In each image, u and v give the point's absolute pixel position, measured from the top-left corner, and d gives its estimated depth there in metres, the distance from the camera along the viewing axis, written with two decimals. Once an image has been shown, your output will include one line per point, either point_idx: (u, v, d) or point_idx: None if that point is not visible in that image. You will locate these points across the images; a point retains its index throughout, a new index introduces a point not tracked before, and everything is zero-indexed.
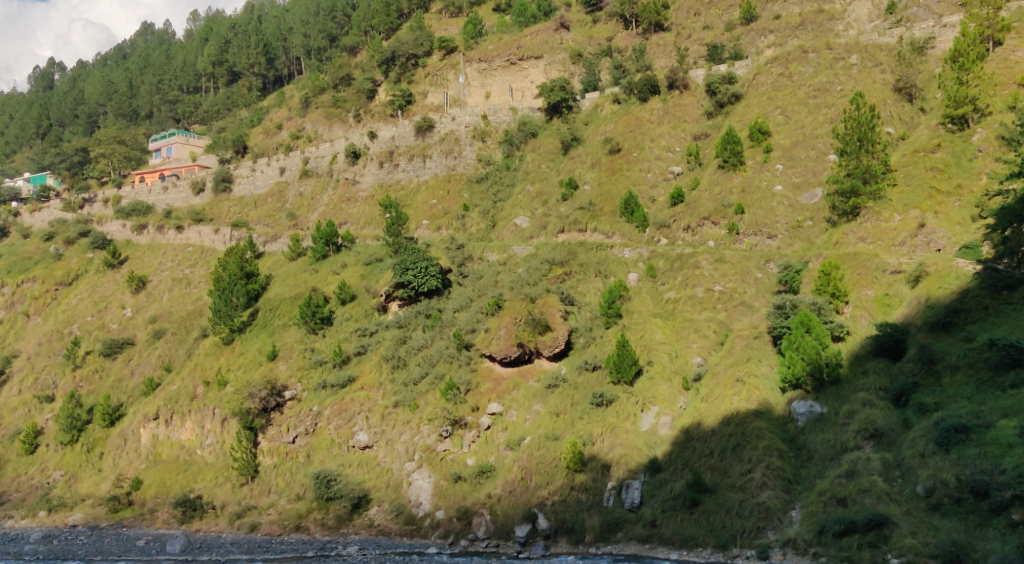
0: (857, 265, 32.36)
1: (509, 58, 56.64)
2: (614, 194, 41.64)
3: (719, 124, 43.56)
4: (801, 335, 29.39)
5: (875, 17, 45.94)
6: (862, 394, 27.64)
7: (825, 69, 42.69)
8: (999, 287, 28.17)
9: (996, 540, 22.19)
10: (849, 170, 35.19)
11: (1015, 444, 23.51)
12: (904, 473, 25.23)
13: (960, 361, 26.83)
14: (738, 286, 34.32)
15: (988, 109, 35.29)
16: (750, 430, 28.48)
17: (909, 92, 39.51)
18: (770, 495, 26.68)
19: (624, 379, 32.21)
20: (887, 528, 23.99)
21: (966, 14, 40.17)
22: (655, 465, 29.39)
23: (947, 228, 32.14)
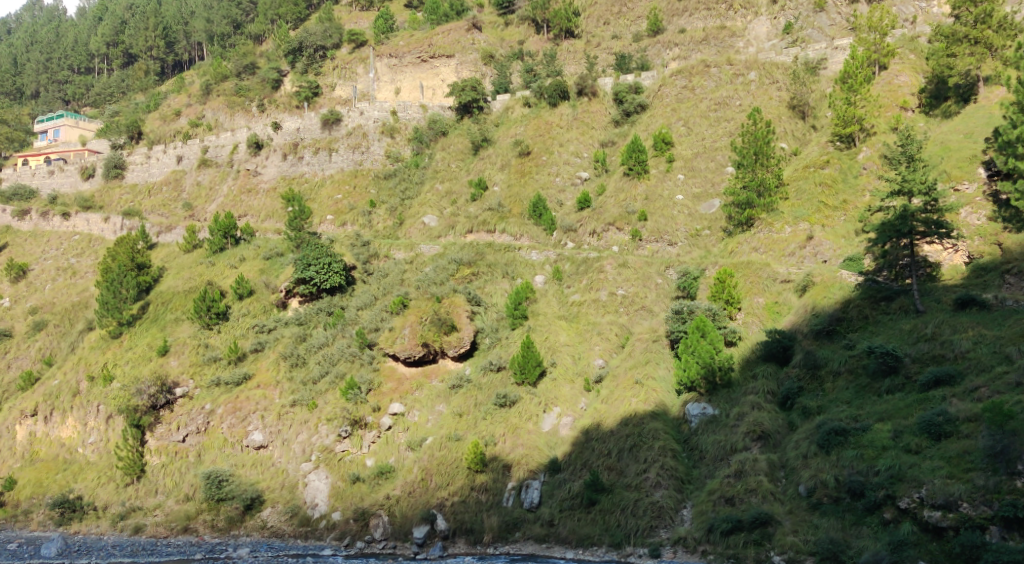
0: (750, 274, 33.72)
1: (420, 55, 56.39)
2: (523, 195, 42.00)
3: (625, 132, 44.64)
4: (696, 340, 30.37)
5: (773, 36, 48.20)
6: (751, 397, 28.82)
7: (725, 84, 44.35)
8: (878, 298, 29.92)
9: (870, 537, 23.04)
10: (745, 182, 36.68)
11: (888, 447, 24.55)
12: (788, 473, 26.27)
13: (841, 368, 28.22)
14: (639, 291, 35.20)
15: (873, 129, 37.27)
16: (646, 431, 29.26)
17: (802, 110, 41.33)
18: (664, 494, 27.43)
19: (528, 380, 32.53)
20: (771, 527, 24.86)
21: (855, 38, 42.59)
22: (555, 465, 29.91)
23: (833, 241, 33.77)
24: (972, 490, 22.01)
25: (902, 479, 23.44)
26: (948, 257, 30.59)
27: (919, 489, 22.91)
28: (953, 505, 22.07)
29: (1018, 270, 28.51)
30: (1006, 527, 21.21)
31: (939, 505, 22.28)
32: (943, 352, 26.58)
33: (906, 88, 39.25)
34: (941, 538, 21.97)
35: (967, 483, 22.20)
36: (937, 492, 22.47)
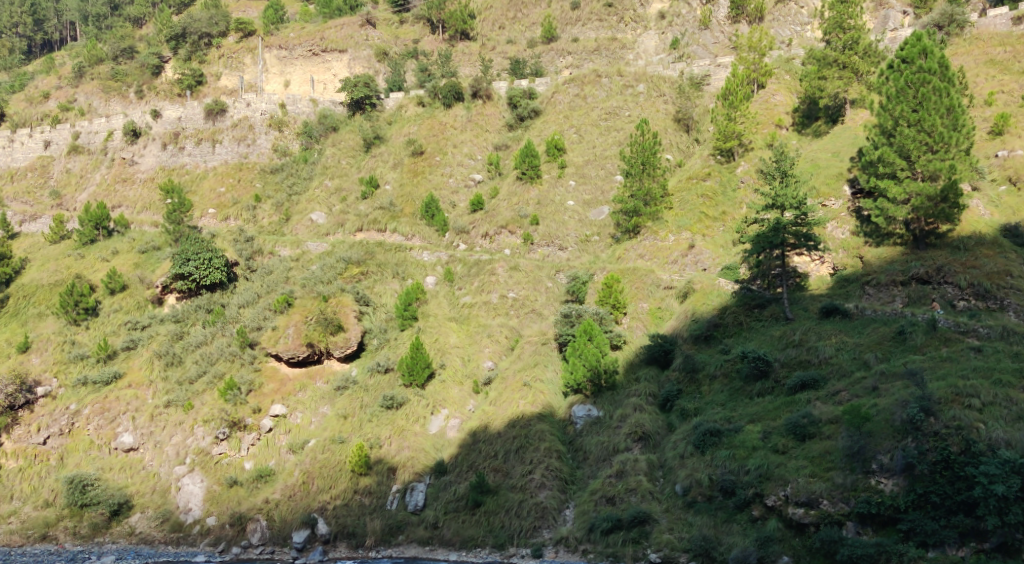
0: (636, 279, 34.61)
1: (311, 48, 55.24)
2: (415, 195, 41.71)
3: (519, 137, 45.07)
4: (583, 343, 30.88)
5: (660, 50, 50.04)
6: (633, 399, 29.60)
7: (615, 94, 45.59)
8: (752, 306, 31.38)
9: (739, 533, 23.98)
10: (632, 191, 37.42)
11: (758, 447, 25.62)
12: (666, 473, 27.08)
13: (717, 372, 29.37)
14: (530, 294, 35.58)
15: (751, 145, 39.06)
16: (533, 433, 29.58)
17: (687, 123, 42.94)
18: (547, 495, 27.78)
19: (416, 382, 32.33)
20: (649, 525, 25.52)
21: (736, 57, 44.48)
22: (441, 467, 29.85)
23: (713, 250, 35.13)
24: (831, 489, 23.18)
25: (770, 478, 24.47)
26: (815, 268, 32.56)
27: (785, 487, 23.97)
28: (815, 502, 23.21)
29: (877, 282, 30.48)
30: (861, 522, 22.46)
31: (802, 502, 23.39)
32: (809, 357, 28.01)
33: (781, 107, 41.39)
34: (803, 534, 23.11)
35: (828, 481, 23.37)
36: (801, 490, 23.58)
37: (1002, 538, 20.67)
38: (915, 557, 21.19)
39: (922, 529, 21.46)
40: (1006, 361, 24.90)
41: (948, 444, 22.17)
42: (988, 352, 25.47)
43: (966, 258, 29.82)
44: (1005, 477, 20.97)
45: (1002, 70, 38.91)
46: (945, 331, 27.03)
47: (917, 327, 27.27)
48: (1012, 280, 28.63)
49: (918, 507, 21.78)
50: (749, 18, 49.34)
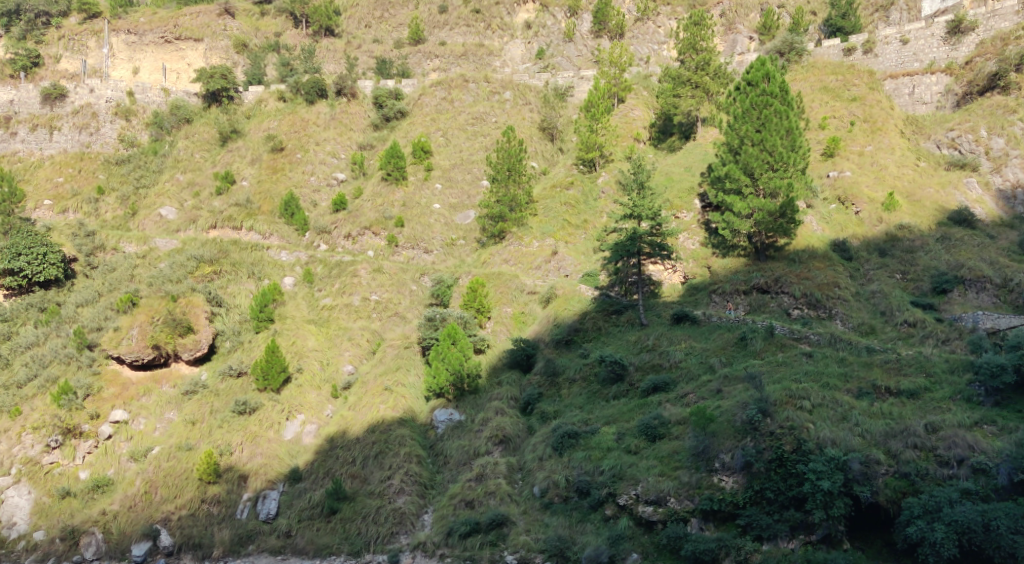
0: (500, 284, 34.77)
1: (164, 35, 52.24)
2: (274, 193, 40.37)
3: (384, 137, 44.52)
4: (447, 347, 30.88)
5: (526, 59, 51.27)
6: (495, 403, 29.84)
7: (482, 100, 46.02)
8: (610, 311, 32.35)
9: (593, 533, 24.43)
10: (498, 197, 37.47)
11: (613, 448, 26.37)
12: (524, 475, 27.30)
13: (577, 375, 30.08)
14: (393, 297, 35.16)
15: (611, 157, 40.21)
16: (392, 438, 29.24)
17: (551, 133, 43.74)
18: (406, 500, 27.43)
19: (270, 386, 31.25)
20: (506, 528, 25.51)
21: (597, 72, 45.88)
22: (296, 474, 29.00)
23: (575, 257, 35.65)
24: (678, 487, 24.17)
25: (622, 478, 25.25)
26: (668, 277, 33.57)
27: (636, 487, 24.79)
28: (663, 500, 24.15)
29: (722, 290, 31.94)
30: (704, 519, 23.49)
31: (651, 501, 24.30)
32: (661, 361, 29.15)
33: (639, 121, 42.89)
34: (651, 531, 23.96)
35: (675, 480, 24.34)
36: (650, 489, 24.46)
37: (827, 529, 22.23)
38: (751, 550, 22.30)
39: (758, 524, 22.64)
40: (833, 365, 26.92)
41: (782, 443, 23.45)
42: (818, 356, 27.51)
43: (801, 269, 31.75)
44: (830, 474, 22.53)
45: (834, 97, 41.96)
46: (781, 337, 28.80)
47: (757, 332, 28.94)
48: (839, 291, 30.77)
49: (755, 503, 22.98)
50: (610, 34, 51.70)
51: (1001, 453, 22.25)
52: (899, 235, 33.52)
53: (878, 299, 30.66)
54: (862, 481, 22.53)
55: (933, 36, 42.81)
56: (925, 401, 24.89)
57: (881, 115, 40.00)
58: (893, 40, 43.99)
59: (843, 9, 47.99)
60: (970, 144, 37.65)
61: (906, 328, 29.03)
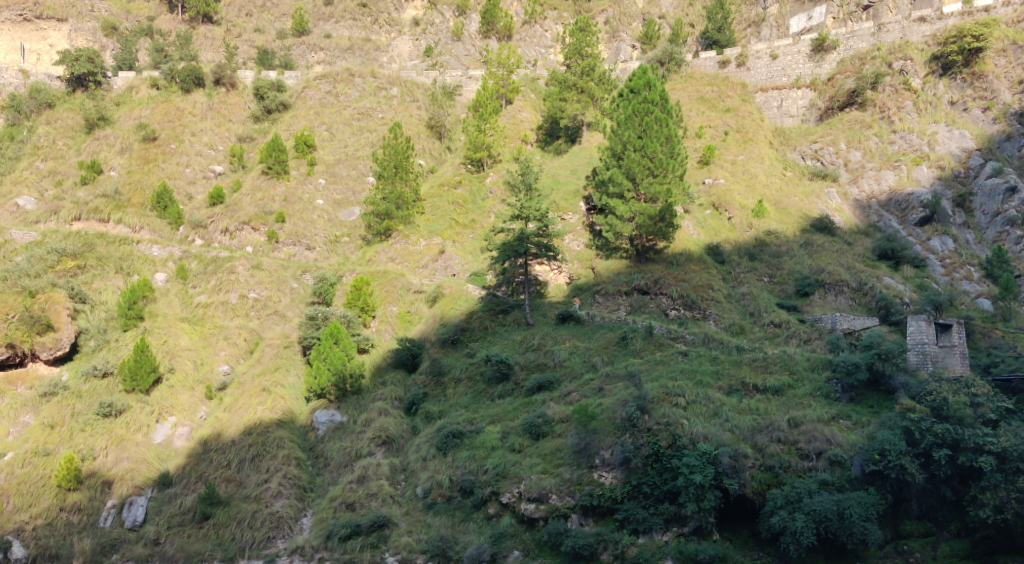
0: (385, 282, 34.15)
1: (22, 13, 48.88)
2: (144, 184, 38.55)
3: (264, 129, 43.07)
4: (329, 346, 30.28)
5: (414, 56, 51.09)
6: (378, 403, 29.49)
7: (368, 95, 45.38)
8: (496, 311, 32.58)
9: (475, 532, 24.52)
10: (384, 194, 36.96)
11: (497, 447, 26.57)
12: (407, 476, 27.06)
13: (462, 375, 30.15)
14: (272, 295, 34.03)
15: (499, 157, 40.36)
16: (270, 440, 28.34)
17: (439, 131, 43.63)
18: (284, 504, 26.62)
19: (139, 387, 29.85)
20: (387, 529, 25.17)
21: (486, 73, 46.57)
22: (165, 479, 27.72)
23: (462, 256, 35.49)
24: (559, 484, 24.53)
25: (505, 476, 25.44)
26: (554, 277, 33.99)
27: (519, 485, 25.00)
28: (545, 497, 24.42)
29: (605, 291, 32.60)
30: (584, 514, 23.94)
31: (533, 498, 24.52)
32: (546, 361, 29.59)
33: (526, 123, 43.34)
34: (533, 528, 24.23)
35: (557, 477, 24.71)
36: (533, 486, 24.69)
37: (699, 521, 23.10)
38: (627, 544, 22.97)
39: (635, 518, 23.31)
40: (706, 364, 28.04)
41: (658, 439, 24.25)
42: (692, 355, 28.64)
43: (678, 272, 32.97)
44: (702, 468, 23.37)
45: (710, 107, 43.79)
46: (659, 336, 29.81)
47: (637, 332, 29.84)
48: (713, 293, 32.11)
49: (632, 497, 23.67)
50: (498, 35, 52.31)
51: (855, 446, 24.14)
52: (767, 240, 35.14)
53: (748, 301, 32.02)
54: (730, 474, 23.62)
55: (799, 53, 45.52)
56: (788, 397, 26.42)
57: (752, 126, 42.22)
58: (764, 55, 46.41)
59: (719, 23, 49.97)
60: (831, 156, 40.08)
61: (773, 328, 30.45)
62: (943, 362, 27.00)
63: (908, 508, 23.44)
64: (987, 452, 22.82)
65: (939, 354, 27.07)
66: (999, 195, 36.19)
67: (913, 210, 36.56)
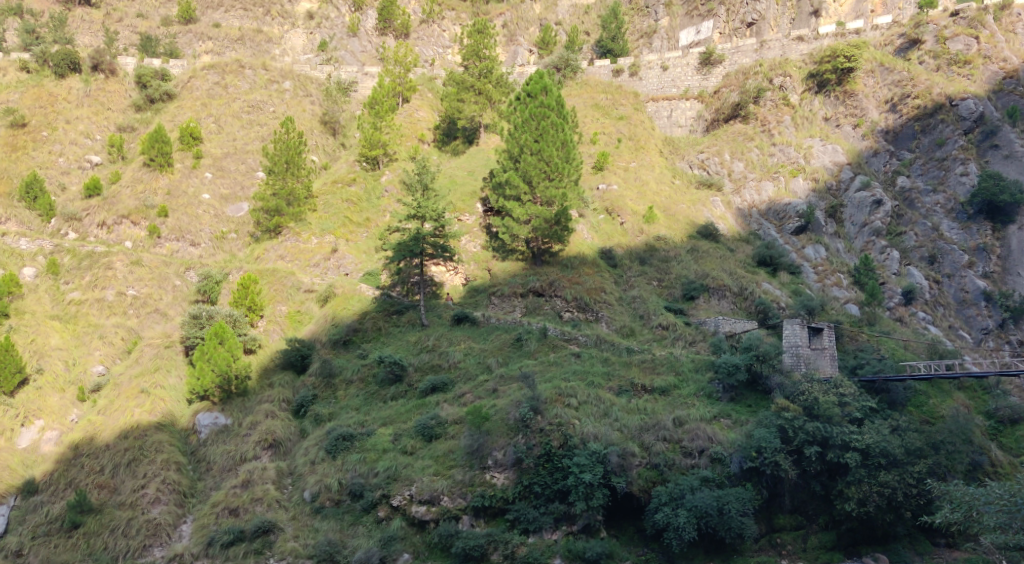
0: (274, 281, 33.20)
1: None
2: (12, 173, 36.46)
3: (147, 119, 41.20)
4: (212, 346, 29.01)
5: (308, 50, 50.03)
6: (265, 405, 28.57)
7: (259, 88, 44.00)
8: (390, 312, 32.23)
9: (364, 536, 24.12)
10: (275, 189, 35.99)
11: (388, 449, 26.16)
12: (294, 480, 26.31)
13: (354, 376, 29.65)
14: (153, 292, 32.46)
15: (394, 156, 39.71)
16: (148, 444, 27.04)
17: (333, 127, 42.92)
18: (162, 510, 25.44)
19: (2, 389, 27.95)
20: (273, 534, 24.41)
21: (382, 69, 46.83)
22: (31, 487, 26.25)
23: (355, 255, 34.86)
24: (451, 485, 24.34)
25: (396, 479, 25.06)
26: (449, 278, 33.74)
27: (410, 487, 24.70)
28: (436, 499, 24.22)
29: (501, 293, 32.72)
30: (475, 515, 23.98)
31: (424, 500, 24.29)
32: (440, 361, 29.53)
33: (423, 122, 43.01)
34: (424, 530, 24.04)
35: (449, 478, 24.50)
36: (424, 488, 24.44)
37: (587, 520, 23.70)
38: (517, 544, 23.27)
39: (525, 517, 23.70)
40: (597, 365, 28.61)
41: (550, 439, 24.60)
42: (585, 357, 29.11)
43: (572, 275, 33.46)
44: (591, 466, 23.92)
45: (604, 114, 44.80)
46: (553, 338, 30.20)
47: (532, 334, 30.12)
48: (605, 295, 32.78)
49: (523, 497, 23.98)
50: (395, 33, 51.98)
51: (734, 444, 25.12)
52: (656, 245, 36.18)
53: (638, 304, 32.84)
54: (618, 473, 24.16)
55: (688, 65, 47.15)
56: (674, 397, 27.23)
57: (643, 135, 43.52)
58: (655, 66, 47.72)
59: (613, 32, 51.23)
60: (716, 166, 41.72)
61: (660, 330, 31.31)
62: (815, 364, 28.27)
63: (781, 503, 24.94)
64: (853, 449, 24.53)
65: (811, 356, 28.33)
66: (867, 207, 38.61)
67: (790, 220, 38.43)
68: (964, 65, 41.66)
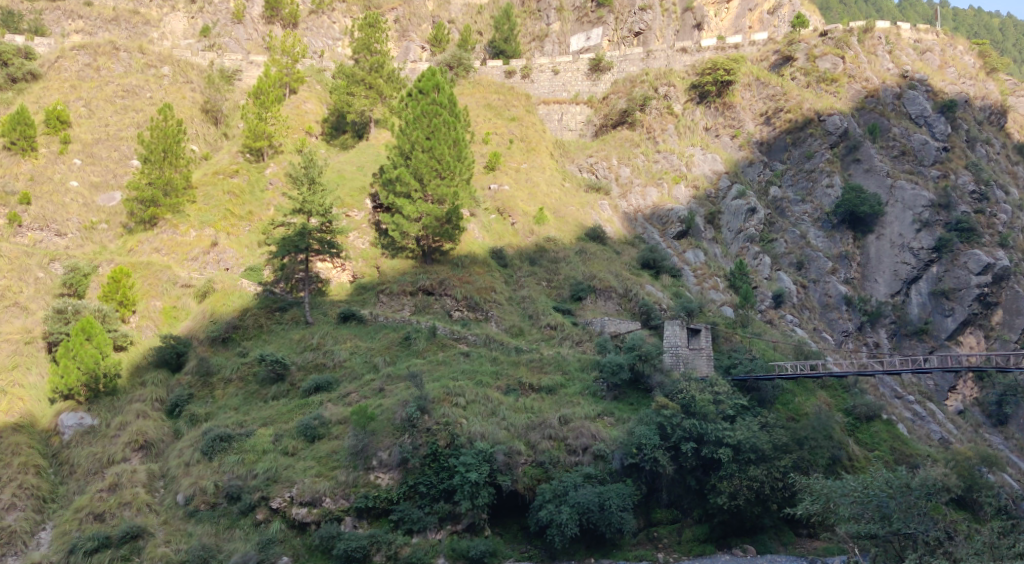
0: (149, 275, 31.71)
1: None
2: None
3: (7, 100, 38.50)
4: (79, 343, 27.42)
5: (189, 35, 48.14)
6: (136, 405, 27.17)
7: (135, 72, 42.03)
8: (272, 309, 31.29)
9: (240, 539, 23.25)
10: (151, 178, 34.22)
11: (268, 450, 25.34)
12: (167, 483, 25.12)
13: (233, 375, 28.63)
14: (12, 284, 30.37)
15: (280, 148, 38.62)
16: (4, 446, 25.30)
17: (215, 116, 41.21)
18: (18, 517, 23.82)
19: None
20: (142, 540, 23.08)
21: (268, 59, 45.18)
22: None
23: (236, 249, 33.49)
24: (334, 486, 23.80)
25: (276, 481, 24.31)
26: (336, 275, 33.08)
27: (291, 489, 24.00)
28: (318, 501, 23.63)
29: (389, 291, 32.37)
30: (358, 516, 23.54)
31: (305, 502, 23.66)
32: (324, 360, 28.89)
33: (311, 115, 41.99)
34: (305, 533, 23.43)
35: (331, 480, 23.95)
36: (305, 490, 23.79)
37: (472, 519, 23.80)
38: (401, 544, 23.05)
39: (409, 518, 23.42)
40: (486, 364, 28.69)
41: (436, 439, 24.47)
42: (473, 356, 29.15)
43: (462, 274, 33.47)
44: (477, 466, 24.03)
45: (496, 115, 44.86)
46: (442, 337, 30.03)
47: (421, 332, 29.90)
48: (494, 295, 32.92)
49: (408, 497, 23.73)
50: (282, 22, 50.44)
51: (616, 440, 25.73)
52: (546, 246, 36.61)
53: (527, 304, 33.13)
54: (504, 471, 24.35)
55: (578, 71, 48.25)
56: (560, 396, 27.59)
57: (534, 137, 43.97)
58: (546, 70, 48.58)
59: (506, 34, 51.39)
60: (604, 171, 42.67)
61: (549, 330, 31.70)
62: (692, 363, 29.39)
63: (659, 498, 25.70)
64: (725, 445, 25.80)
65: (689, 356, 29.42)
66: (742, 215, 40.28)
67: (672, 224, 39.68)
68: (831, 83, 44.38)
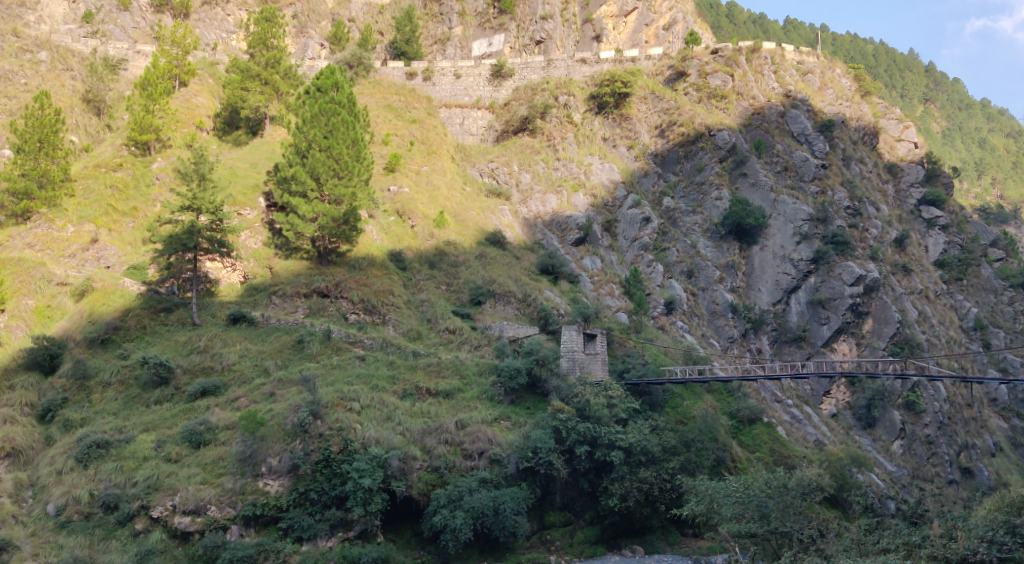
0: (20, 272, 30.00)
1: None
2: None
3: None
4: None
5: (69, 20, 45.51)
6: (3, 410, 25.61)
7: (9, 56, 40.02)
8: (157, 309, 29.89)
9: (116, 551, 21.99)
10: (24, 170, 32.39)
11: (149, 457, 24.26)
12: (36, 493, 23.70)
13: (112, 378, 27.25)
14: None
15: (168, 142, 36.76)
16: None
17: (97, 106, 39.41)
18: None
19: None
20: (6, 553, 21.55)
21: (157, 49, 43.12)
22: None
23: (119, 246, 31.88)
24: (220, 494, 22.94)
25: (158, 489, 23.23)
26: (226, 275, 31.92)
27: (173, 497, 22.95)
28: (202, 509, 22.67)
29: (282, 293, 31.45)
30: (244, 525, 22.67)
31: (189, 511, 22.64)
32: (212, 363, 27.89)
33: (202, 109, 40.40)
34: (187, 543, 22.35)
35: (217, 487, 23.08)
36: (189, 498, 22.81)
37: (364, 526, 23.27)
38: (289, 552, 22.20)
39: (299, 525, 22.69)
40: (382, 368, 28.32)
41: (329, 444, 23.90)
42: (369, 360, 28.70)
43: (360, 276, 32.85)
44: (371, 472, 23.53)
45: (397, 116, 44.44)
46: (337, 340, 29.50)
47: (314, 336, 29.19)
48: (392, 298, 32.48)
49: (298, 505, 23.01)
50: (172, 11, 48.40)
51: (512, 445, 25.81)
52: (446, 250, 36.47)
53: (426, 307, 32.88)
54: (398, 477, 24.02)
55: (479, 76, 48.55)
56: (457, 400, 27.49)
57: (435, 139, 43.87)
58: (448, 74, 48.61)
59: (407, 35, 50.99)
60: (505, 176, 42.99)
61: (447, 334, 31.52)
62: (588, 368, 30.03)
63: (552, 500, 26.11)
64: (617, 448, 26.27)
65: (585, 361, 30.04)
66: (636, 223, 41.44)
67: (571, 232, 40.32)
68: (721, 99, 46.30)
